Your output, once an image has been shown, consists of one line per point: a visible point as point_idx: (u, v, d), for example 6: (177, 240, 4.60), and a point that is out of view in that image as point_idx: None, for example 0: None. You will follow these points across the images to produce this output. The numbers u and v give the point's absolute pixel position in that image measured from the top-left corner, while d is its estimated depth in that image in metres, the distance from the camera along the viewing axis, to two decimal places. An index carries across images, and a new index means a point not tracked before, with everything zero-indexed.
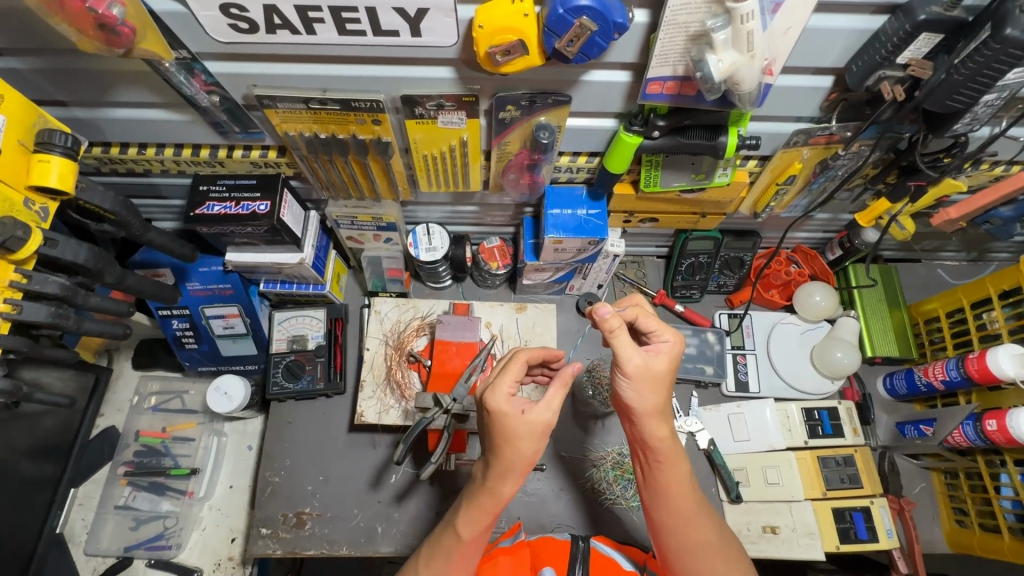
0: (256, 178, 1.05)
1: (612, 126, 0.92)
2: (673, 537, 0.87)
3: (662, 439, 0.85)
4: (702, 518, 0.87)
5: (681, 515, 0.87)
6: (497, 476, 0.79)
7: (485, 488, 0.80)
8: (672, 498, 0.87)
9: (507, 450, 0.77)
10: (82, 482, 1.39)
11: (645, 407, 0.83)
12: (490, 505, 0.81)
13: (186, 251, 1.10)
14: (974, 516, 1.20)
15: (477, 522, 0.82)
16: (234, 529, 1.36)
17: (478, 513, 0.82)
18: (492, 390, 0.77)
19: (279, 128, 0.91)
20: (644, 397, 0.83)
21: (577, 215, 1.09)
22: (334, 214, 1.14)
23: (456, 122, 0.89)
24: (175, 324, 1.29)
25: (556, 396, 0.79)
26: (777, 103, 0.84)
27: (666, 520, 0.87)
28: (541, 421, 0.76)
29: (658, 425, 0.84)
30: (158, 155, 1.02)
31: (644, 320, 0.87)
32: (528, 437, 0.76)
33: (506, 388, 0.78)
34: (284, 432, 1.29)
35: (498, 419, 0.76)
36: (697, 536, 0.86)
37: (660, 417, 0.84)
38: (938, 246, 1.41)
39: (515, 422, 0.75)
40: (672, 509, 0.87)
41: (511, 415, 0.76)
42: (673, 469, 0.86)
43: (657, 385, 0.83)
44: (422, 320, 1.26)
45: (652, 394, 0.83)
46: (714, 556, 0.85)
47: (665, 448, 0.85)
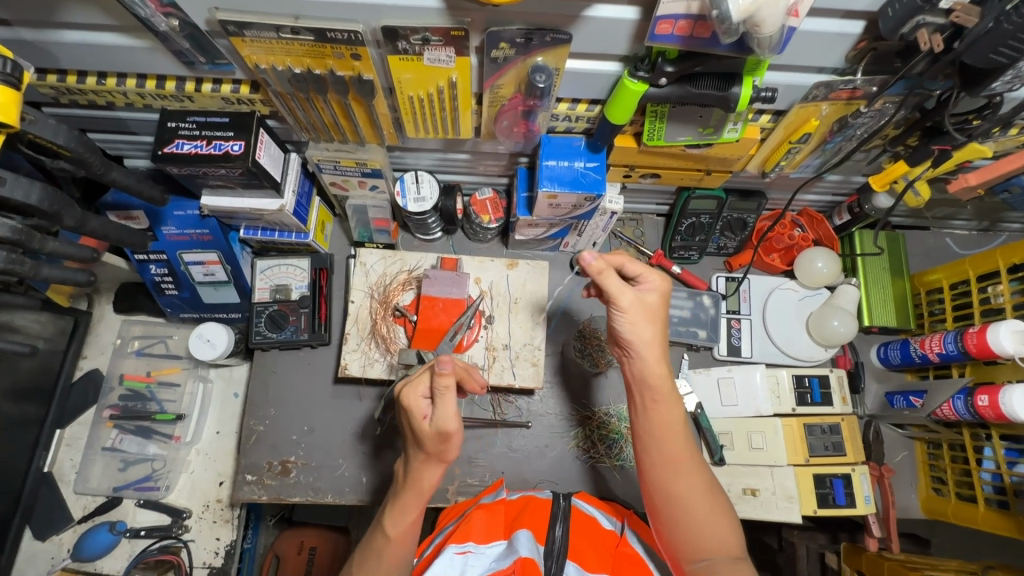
0: (229, 116, 0.98)
1: (615, 71, 0.84)
2: (663, 483, 0.86)
3: (659, 376, 0.86)
4: (693, 465, 0.87)
5: (671, 460, 0.86)
6: (418, 468, 0.86)
7: (409, 481, 0.87)
8: (665, 439, 0.86)
9: (419, 446, 0.85)
10: (67, 423, 1.39)
11: (643, 342, 0.85)
12: (413, 501, 0.87)
13: (156, 193, 1.03)
14: (952, 485, 1.21)
15: (403, 519, 0.86)
16: (222, 473, 1.37)
17: (403, 509, 0.86)
18: (407, 388, 0.84)
19: (249, 59, 0.83)
20: (641, 329, 0.85)
21: (574, 168, 1.03)
22: (315, 157, 1.07)
23: (444, 60, 0.81)
24: (153, 269, 1.24)
25: (448, 409, 0.80)
26: (799, 51, 0.76)
27: (660, 466, 0.86)
28: (438, 424, 0.81)
29: (655, 362, 0.86)
30: (119, 86, 0.94)
31: (630, 264, 0.87)
32: (432, 438, 0.83)
33: (420, 388, 0.84)
34: (268, 382, 1.27)
35: (409, 418, 0.84)
36: (689, 482, 0.85)
37: (656, 354, 0.86)
38: (951, 213, 1.35)
39: (418, 424, 0.83)
40: (666, 453, 0.86)
41: (416, 415, 0.83)
42: (668, 410, 0.87)
43: (652, 317, 0.86)
44: (409, 274, 1.21)
45: (651, 329, 0.86)
46: (703, 504, 0.85)
47: (664, 386, 0.86)
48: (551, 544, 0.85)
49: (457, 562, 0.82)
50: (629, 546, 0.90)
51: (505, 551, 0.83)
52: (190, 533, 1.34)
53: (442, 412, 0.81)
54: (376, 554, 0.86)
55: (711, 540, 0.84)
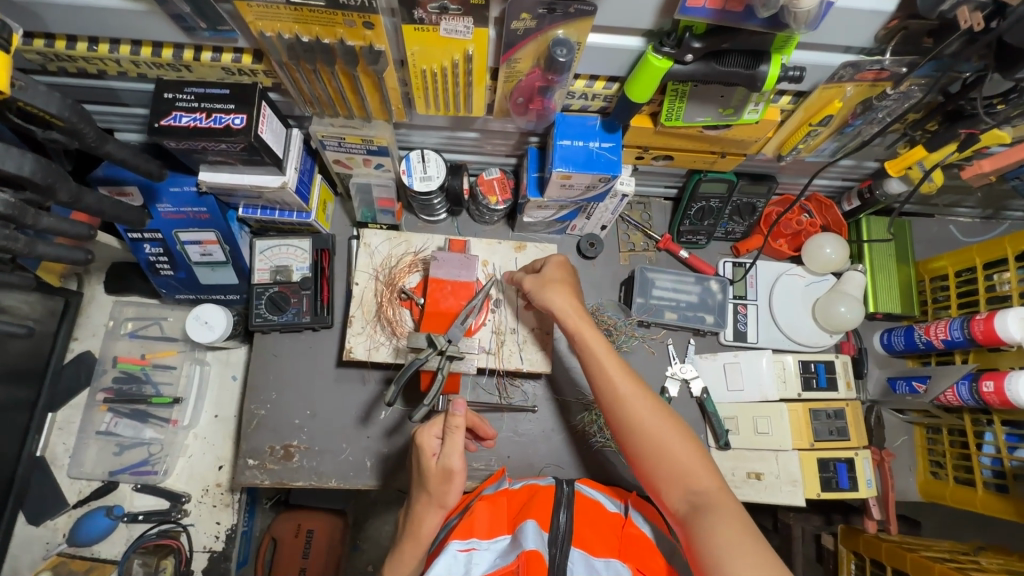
0: (230, 87, 0.93)
1: (638, 46, 0.81)
2: (617, 424, 0.84)
3: (573, 321, 0.91)
4: (638, 391, 0.84)
5: (613, 393, 0.85)
6: (419, 515, 0.84)
7: (410, 529, 0.84)
8: (604, 382, 0.86)
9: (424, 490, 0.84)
10: (60, 407, 1.35)
11: (557, 303, 0.93)
12: (411, 552, 0.84)
13: (153, 168, 0.99)
14: (950, 469, 1.23)
15: (402, 568, 0.84)
16: (221, 457, 1.35)
17: (401, 557, 0.84)
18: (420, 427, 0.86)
19: (253, 26, 0.79)
20: (554, 295, 0.94)
21: (589, 148, 1.00)
22: (319, 133, 1.02)
23: (461, 31, 0.78)
24: (147, 248, 1.20)
25: (456, 447, 0.82)
26: (831, 28, 0.73)
27: (606, 402, 0.85)
28: (446, 464, 0.82)
29: (573, 318, 0.92)
30: (113, 53, 0.89)
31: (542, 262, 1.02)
32: (438, 479, 0.82)
33: (432, 430, 0.85)
34: (269, 365, 1.24)
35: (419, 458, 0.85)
36: (635, 407, 0.82)
37: (572, 310, 0.92)
38: (957, 200, 1.35)
39: (426, 462, 0.84)
40: (611, 389, 0.85)
41: (426, 454, 0.84)
42: (596, 351, 0.88)
43: (557, 285, 0.96)
44: (415, 256, 1.18)
45: (563, 293, 0.94)
46: (655, 431, 0.80)
47: (578, 326, 0.91)
48: (556, 531, 0.83)
49: (460, 558, 0.78)
50: (634, 527, 0.88)
51: (510, 545, 0.80)
52: (189, 517, 1.32)
53: (450, 452, 0.82)
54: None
55: (675, 462, 0.78)
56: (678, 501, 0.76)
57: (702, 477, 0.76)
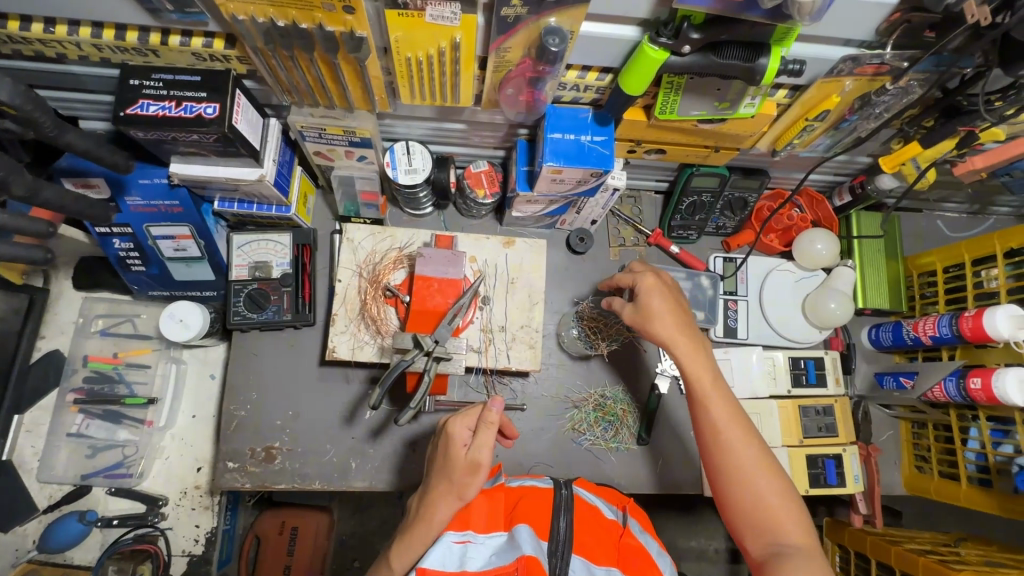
0: (201, 74, 0.88)
1: (633, 37, 0.77)
2: (712, 466, 0.85)
3: (690, 361, 0.90)
4: (740, 437, 0.84)
5: (712, 435, 0.85)
6: (436, 503, 0.82)
7: (423, 517, 0.83)
8: (707, 422, 0.86)
9: (444, 478, 0.83)
10: (27, 408, 1.29)
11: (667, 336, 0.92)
12: (420, 539, 0.81)
13: (119, 159, 0.93)
14: (935, 463, 1.24)
15: (408, 554, 0.80)
16: (200, 459, 1.31)
17: (409, 543, 0.81)
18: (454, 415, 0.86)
19: (224, 9, 0.73)
20: (662, 328, 0.92)
21: (580, 142, 0.96)
22: (298, 123, 0.98)
23: (448, 17, 0.73)
24: (117, 244, 1.14)
25: (487, 441, 0.82)
26: (833, 21, 0.71)
27: (707, 443, 0.86)
28: (474, 455, 0.81)
29: (688, 351, 0.90)
30: (72, 36, 0.82)
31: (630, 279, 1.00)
32: (462, 469, 0.82)
33: (465, 421, 0.85)
34: (248, 365, 1.20)
35: (448, 445, 0.84)
36: (735, 453, 0.83)
37: (685, 344, 0.90)
38: (945, 196, 1.35)
39: (456, 451, 0.83)
40: (711, 429, 0.86)
41: (454, 444, 0.83)
42: (709, 391, 0.87)
43: (662, 316, 0.92)
44: (400, 251, 1.14)
45: (670, 323, 0.92)
46: (756, 480, 0.81)
47: (695, 366, 0.89)
48: (556, 537, 0.81)
49: (455, 551, 0.77)
50: (632, 537, 0.86)
51: (506, 545, 0.78)
52: (167, 521, 1.27)
53: (484, 445, 0.82)
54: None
55: (765, 513, 0.79)
56: (758, 546, 0.79)
57: (792, 532, 0.78)
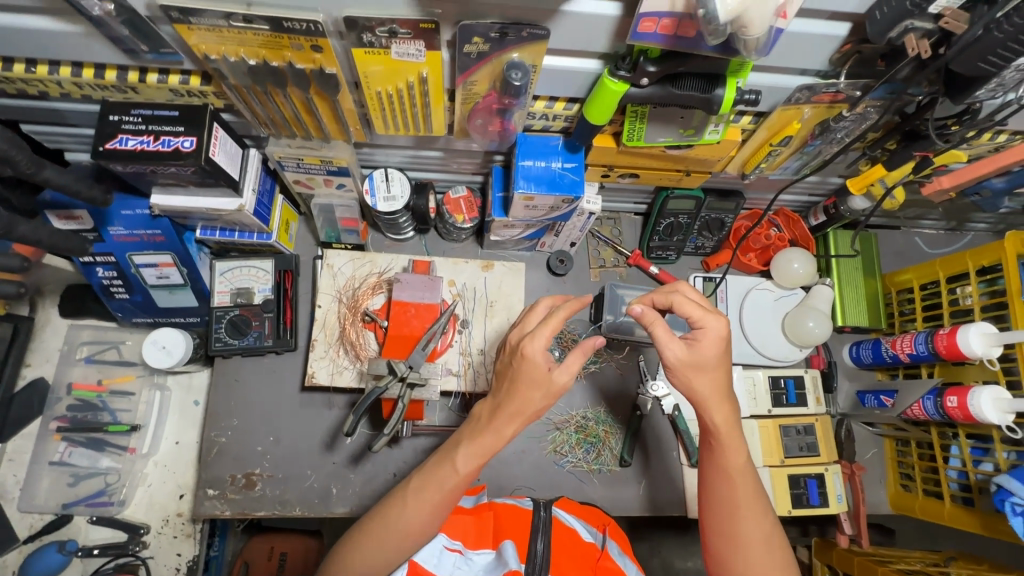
0: (179, 109, 0.90)
1: (595, 69, 0.80)
2: (721, 526, 0.81)
3: (724, 426, 0.82)
4: (756, 507, 0.81)
5: (728, 502, 0.82)
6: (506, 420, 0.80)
7: (491, 426, 0.81)
8: (728, 487, 0.82)
9: (520, 394, 0.79)
10: (9, 437, 1.29)
11: (708, 390, 0.80)
12: (490, 445, 0.81)
13: (98, 193, 0.95)
14: (920, 482, 1.24)
15: (478, 458, 0.81)
16: (182, 486, 1.30)
17: (476, 449, 0.81)
18: (533, 335, 0.79)
19: (196, 49, 0.76)
20: (705, 385, 0.80)
21: (551, 168, 0.99)
22: (276, 154, 1.00)
23: (413, 54, 0.76)
24: (101, 272, 1.15)
25: (575, 364, 0.80)
26: (784, 53, 0.73)
27: (719, 506, 0.82)
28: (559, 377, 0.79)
29: (720, 410, 0.81)
30: (53, 75, 0.85)
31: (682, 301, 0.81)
32: (543, 390, 0.79)
33: (545, 339, 0.79)
34: (231, 391, 1.20)
35: (529, 368, 0.78)
36: (749, 525, 0.80)
37: (722, 403, 0.81)
38: (921, 214, 1.37)
39: (543, 374, 0.78)
40: (727, 494, 0.82)
41: (541, 367, 0.78)
42: (735, 456, 0.82)
43: (706, 372, 0.80)
44: (379, 276, 1.16)
45: (711, 373, 0.80)
46: (761, 552, 0.79)
47: (728, 431, 0.82)
48: (533, 560, 0.82)
49: (447, 560, 0.83)
50: (610, 560, 0.84)
51: (493, 563, 0.82)
52: (148, 550, 1.27)
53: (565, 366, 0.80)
54: (439, 485, 0.80)
55: None
56: None
57: None
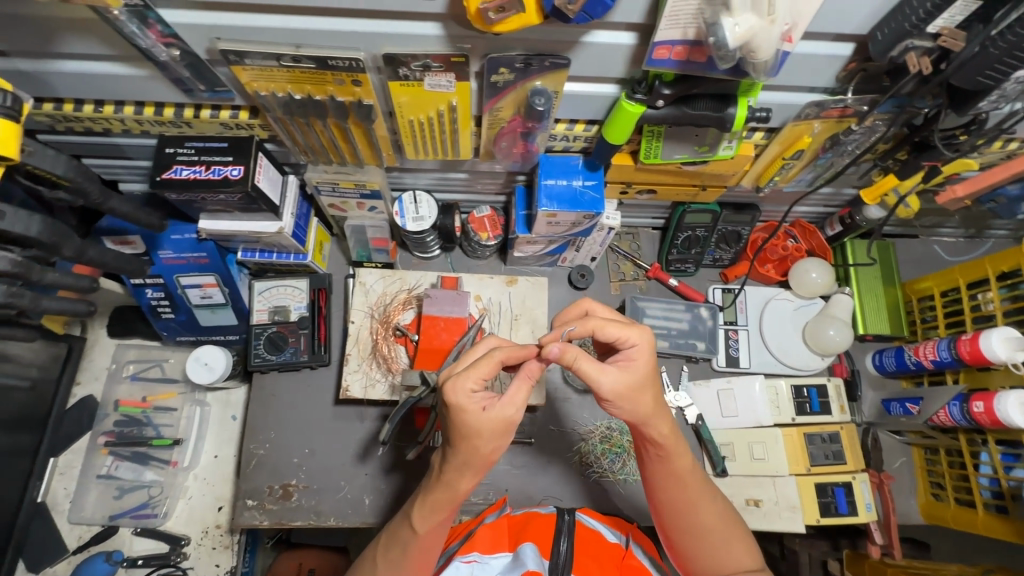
0: (228, 140, 0.98)
1: (613, 93, 0.85)
2: (679, 522, 0.82)
3: (667, 436, 0.78)
4: (708, 501, 0.82)
5: (683, 502, 0.82)
6: (456, 471, 0.75)
7: (441, 480, 0.77)
8: (679, 488, 0.81)
9: (461, 444, 0.72)
10: (61, 452, 1.36)
11: (644, 411, 0.76)
12: (445, 501, 0.78)
13: (154, 219, 1.03)
14: (951, 491, 1.23)
15: (433, 516, 0.79)
16: (221, 498, 1.35)
17: (433, 506, 0.79)
18: (454, 379, 0.71)
19: (248, 87, 0.84)
20: (642, 405, 0.75)
21: (573, 187, 1.04)
22: (314, 180, 1.07)
23: (444, 85, 0.82)
24: (150, 293, 1.23)
25: (520, 395, 0.73)
26: (792, 73, 0.78)
27: (672, 508, 0.82)
28: (502, 417, 0.71)
29: (658, 423, 0.77)
30: (117, 113, 0.93)
31: (609, 328, 0.76)
32: (489, 435, 0.72)
33: (473, 379, 0.72)
34: (268, 405, 1.26)
35: (458, 414, 0.71)
36: (705, 518, 0.81)
37: (659, 416, 0.77)
38: (938, 222, 1.38)
39: (475, 418, 0.71)
40: (678, 494, 0.81)
41: (472, 410, 0.71)
42: (676, 460, 0.80)
43: (638, 394, 0.75)
44: (409, 293, 1.21)
45: (647, 395, 0.75)
46: (722, 539, 0.81)
47: (665, 438, 0.78)
48: (557, 559, 0.84)
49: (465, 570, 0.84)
50: (636, 559, 0.88)
51: (510, 564, 0.84)
52: (189, 561, 1.31)
53: (507, 400, 0.72)
54: (402, 548, 0.82)
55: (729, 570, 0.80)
56: None
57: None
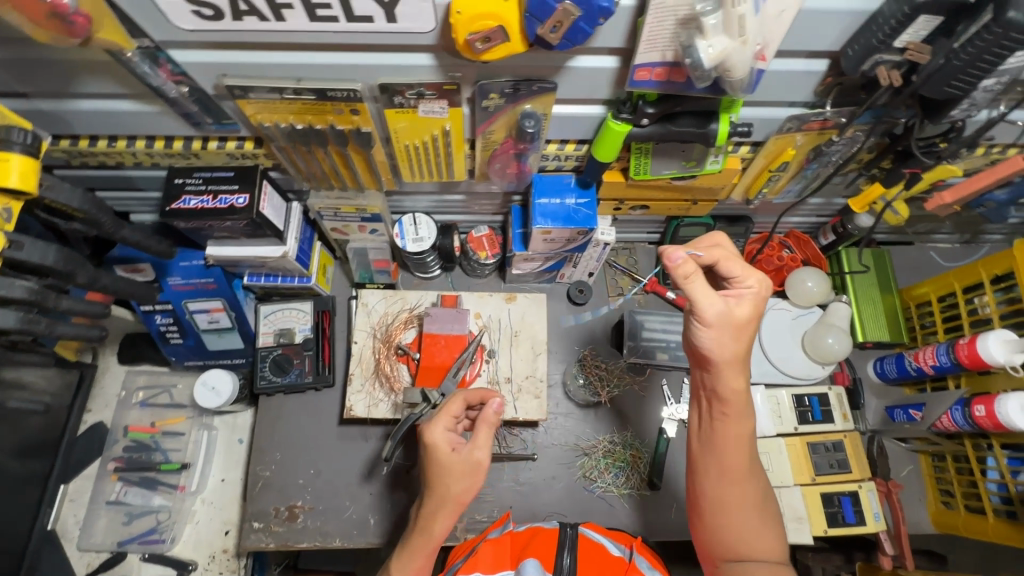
0: (234, 170, 1.02)
1: (600, 114, 0.89)
2: (716, 489, 0.81)
3: (736, 393, 0.80)
4: (749, 476, 0.81)
5: (730, 471, 0.81)
6: (430, 516, 0.81)
7: (418, 528, 0.82)
8: (729, 456, 0.81)
9: (436, 486, 0.81)
10: (72, 478, 1.38)
11: (726, 356, 0.78)
12: (422, 548, 0.82)
13: (163, 247, 1.07)
14: (960, 498, 1.21)
15: (411, 565, 0.82)
16: (227, 522, 1.36)
17: (412, 553, 0.82)
18: (430, 425, 0.83)
19: (253, 119, 0.88)
20: (729, 346, 0.77)
21: (566, 204, 1.07)
22: (316, 205, 1.11)
23: (438, 111, 0.86)
24: (159, 319, 1.26)
25: (485, 441, 0.82)
26: (770, 89, 0.81)
27: (716, 472, 0.82)
28: (472, 459, 0.81)
29: (734, 376, 0.79)
30: (129, 147, 0.98)
31: (727, 264, 0.79)
32: (456, 475, 0.81)
33: (444, 423, 0.84)
34: (274, 427, 1.28)
35: (432, 454, 0.82)
36: (746, 486, 0.81)
37: (737, 368, 0.79)
38: (932, 228, 1.40)
39: (445, 457, 0.81)
40: (725, 463, 0.81)
41: (444, 450, 0.81)
42: (736, 425, 0.81)
43: (741, 333, 0.77)
44: (410, 312, 1.23)
45: (731, 342, 0.77)
46: (756, 512, 0.80)
47: (736, 397, 0.80)
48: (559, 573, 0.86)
49: None
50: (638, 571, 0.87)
51: None
52: None
53: (479, 445, 0.82)
54: None
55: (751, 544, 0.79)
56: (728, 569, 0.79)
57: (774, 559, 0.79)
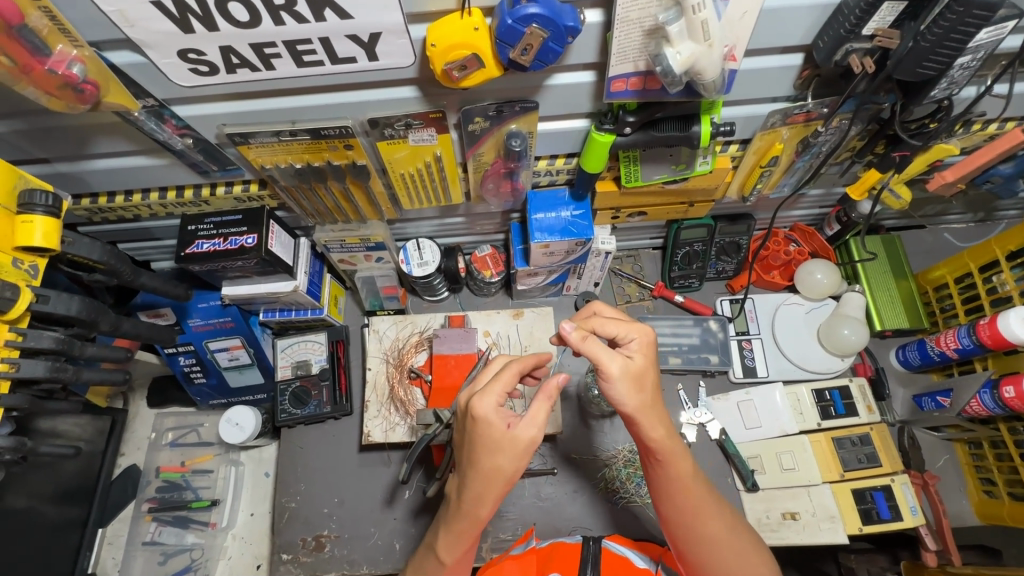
0: (242, 213, 1.07)
1: (584, 127, 0.91)
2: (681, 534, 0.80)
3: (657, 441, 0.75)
4: (704, 519, 0.78)
5: (687, 511, 0.78)
6: (476, 495, 0.73)
7: (463, 510, 0.75)
8: (678, 500, 0.78)
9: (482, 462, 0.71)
10: (108, 522, 1.42)
11: (639, 407, 0.73)
12: (470, 528, 0.76)
13: (181, 291, 1.12)
14: (1002, 485, 1.16)
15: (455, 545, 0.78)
16: (259, 556, 1.38)
17: (458, 535, 0.77)
18: (480, 395, 0.72)
19: (255, 162, 0.93)
20: (630, 400, 0.73)
21: (562, 217, 1.09)
22: (322, 239, 1.15)
23: (427, 139, 0.90)
24: (182, 360, 1.31)
25: (542, 414, 0.72)
26: (748, 87, 0.82)
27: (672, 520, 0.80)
28: (527, 435, 0.71)
29: (653, 426, 0.74)
30: (144, 200, 1.04)
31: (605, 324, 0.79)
32: (511, 453, 0.71)
33: (496, 394, 0.73)
34: (297, 458, 1.30)
35: (483, 428, 0.71)
36: (707, 529, 0.78)
37: (653, 416, 0.74)
38: (941, 209, 1.37)
39: (499, 435, 0.71)
40: (675, 506, 0.79)
41: (495, 424, 0.71)
42: (675, 473, 0.77)
43: (642, 382, 0.74)
44: (420, 335, 1.26)
45: (641, 391, 0.74)
46: (726, 550, 0.78)
47: (663, 444, 0.75)
48: None
49: None
50: None
51: None
52: None
53: (531, 418, 0.72)
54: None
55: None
56: None
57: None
